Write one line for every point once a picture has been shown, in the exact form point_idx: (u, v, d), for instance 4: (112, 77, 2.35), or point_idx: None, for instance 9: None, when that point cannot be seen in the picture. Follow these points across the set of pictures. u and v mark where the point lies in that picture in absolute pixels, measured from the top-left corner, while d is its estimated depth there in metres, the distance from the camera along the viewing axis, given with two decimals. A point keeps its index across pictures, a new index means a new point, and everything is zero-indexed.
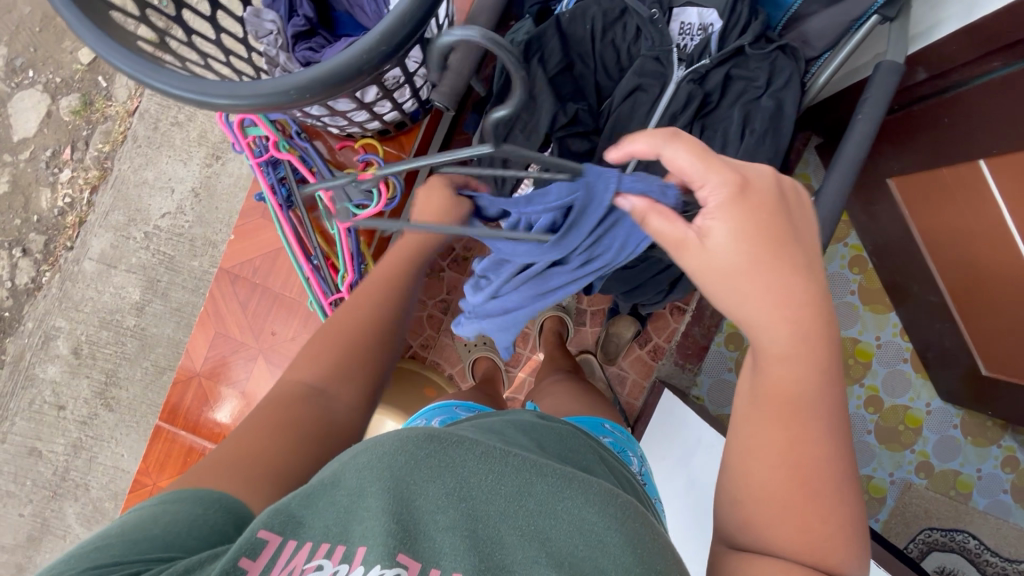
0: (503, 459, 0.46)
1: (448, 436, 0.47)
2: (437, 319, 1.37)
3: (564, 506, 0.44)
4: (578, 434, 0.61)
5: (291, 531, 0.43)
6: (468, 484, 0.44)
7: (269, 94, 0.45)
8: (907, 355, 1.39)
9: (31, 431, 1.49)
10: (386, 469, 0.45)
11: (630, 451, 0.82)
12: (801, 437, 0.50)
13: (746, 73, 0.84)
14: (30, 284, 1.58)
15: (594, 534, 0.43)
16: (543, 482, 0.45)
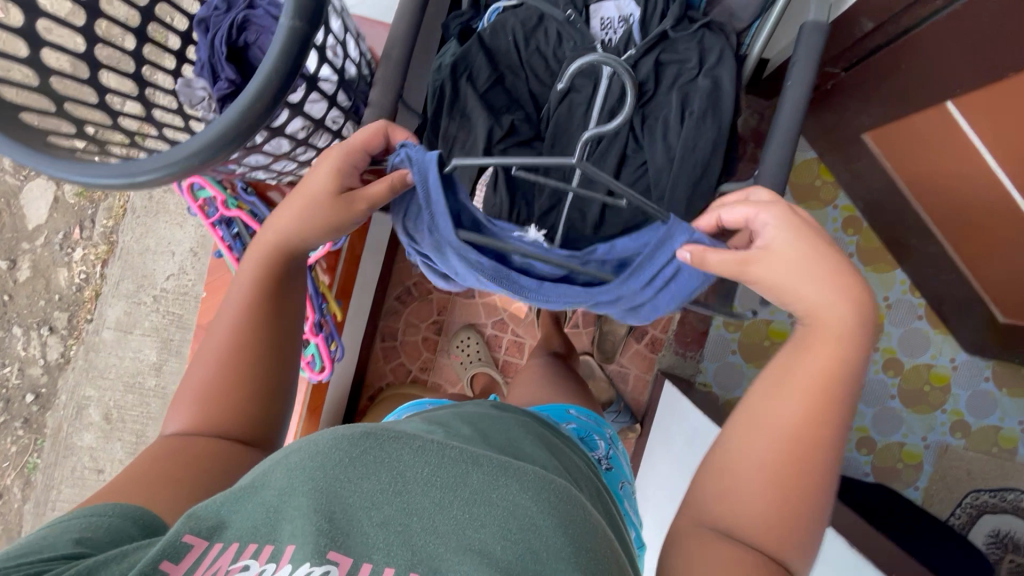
0: (439, 452, 0.46)
1: (385, 432, 0.46)
2: (432, 340, 1.39)
3: (498, 493, 0.43)
4: (531, 431, 0.62)
5: (214, 536, 0.41)
6: (403, 478, 0.44)
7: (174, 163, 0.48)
8: (922, 311, 1.32)
9: (77, 496, 1.59)
10: (320, 467, 0.44)
11: (595, 436, 0.83)
12: (819, 415, 0.52)
13: (676, 56, 0.83)
14: (61, 358, 1.68)
15: (528, 517, 0.42)
16: (477, 472, 0.45)
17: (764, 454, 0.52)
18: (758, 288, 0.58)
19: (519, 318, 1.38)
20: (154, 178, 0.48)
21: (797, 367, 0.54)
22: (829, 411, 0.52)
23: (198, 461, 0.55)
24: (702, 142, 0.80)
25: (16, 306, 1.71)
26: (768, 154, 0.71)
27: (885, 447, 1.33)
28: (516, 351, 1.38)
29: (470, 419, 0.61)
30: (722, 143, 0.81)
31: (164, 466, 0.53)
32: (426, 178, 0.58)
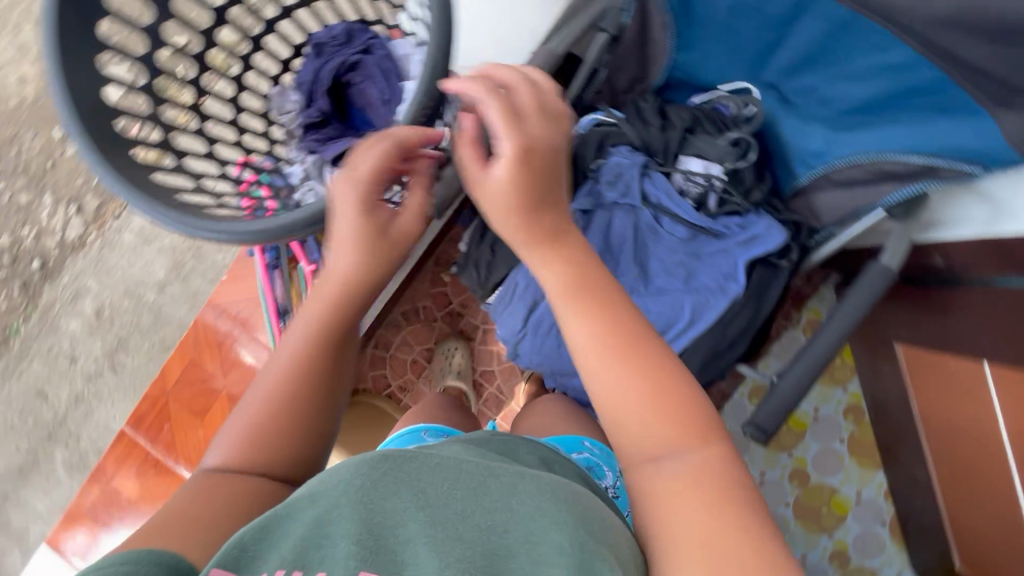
0: (456, 468, 0.53)
1: (399, 455, 0.53)
2: (420, 365, 1.40)
3: (517, 501, 0.51)
4: (536, 451, 0.71)
5: (247, 567, 0.48)
6: (424, 494, 0.51)
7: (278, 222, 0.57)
8: (888, 518, 1.31)
9: (45, 374, 1.63)
10: (345, 492, 0.51)
11: (606, 466, 0.87)
12: (645, 367, 0.56)
13: (744, 231, 0.83)
14: (77, 239, 1.72)
15: (543, 521, 0.50)
16: (496, 482, 0.52)
17: (652, 434, 0.55)
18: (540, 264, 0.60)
19: (508, 375, 1.39)
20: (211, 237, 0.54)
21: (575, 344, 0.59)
22: (633, 351, 0.57)
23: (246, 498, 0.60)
24: (735, 321, 0.83)
25: (55, 176, 1.75)
26: (791, 367, 0.72)
27: None
28: (493, 407, 1.38)
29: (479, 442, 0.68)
30: (755, 325, 0.84)
31: (200, 507, 0.58)
32: (628, 165, 0.84)
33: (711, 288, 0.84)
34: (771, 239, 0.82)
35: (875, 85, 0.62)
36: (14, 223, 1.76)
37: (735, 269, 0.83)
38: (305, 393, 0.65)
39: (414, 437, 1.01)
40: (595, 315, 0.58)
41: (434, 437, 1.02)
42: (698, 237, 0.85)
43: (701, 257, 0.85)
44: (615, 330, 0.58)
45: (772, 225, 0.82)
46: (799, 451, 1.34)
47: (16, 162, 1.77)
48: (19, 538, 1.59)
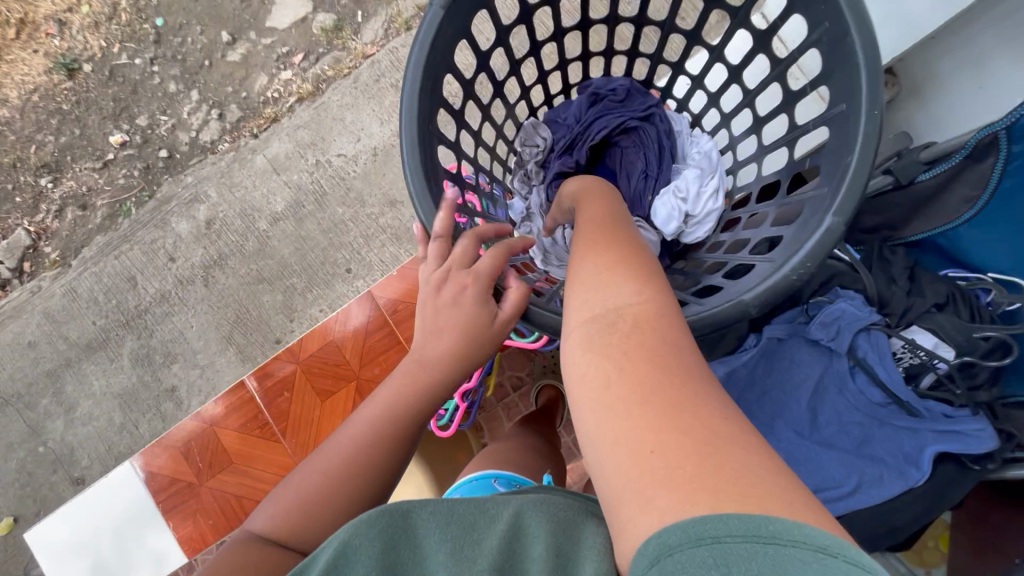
0: (449, 510, 0.58)
1: (395, 508, 0.57)
2: (503, 391, 1.36)
3: (502, 522, 0.57)
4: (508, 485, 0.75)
5: None
6: (424, 545, 0.56)
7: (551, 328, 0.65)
8: None
9: (140, 263, 1.65)
10: (343, 554, 0.54)
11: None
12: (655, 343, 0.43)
13: (947, 421, 0.76)
14: (208, 143, 1.73)
15: (526, 533, 0.56)
16: (482, 513, 0.58)
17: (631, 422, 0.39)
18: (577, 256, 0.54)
19: None
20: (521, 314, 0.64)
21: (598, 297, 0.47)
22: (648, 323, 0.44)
23: None
24: (901, 512, 0.78)
25: (208, 76, 1.76)
26: None
27: None
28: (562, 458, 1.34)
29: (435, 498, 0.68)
30: (920, 522, 0.78)
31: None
32: (849, 312, 0.78)
33: (887, 467, 0.78)
34: (974, 442, 0.74)
35: None
36: (155, 107, 1.77)
37: (919, 456, 0.77)
38: (346, 483, 0.67)
39: (483, 484, 1.01)
40: (611, 266, 0.50)
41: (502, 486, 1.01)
42: (889, 406, 0.79)
43: (884, 425, 0.80)
44: (631, 275, 0.48)
45: (981, 427, 0.74)
46: None
47: (177, 50, 1.78)
48: (67, 408, 1.62)
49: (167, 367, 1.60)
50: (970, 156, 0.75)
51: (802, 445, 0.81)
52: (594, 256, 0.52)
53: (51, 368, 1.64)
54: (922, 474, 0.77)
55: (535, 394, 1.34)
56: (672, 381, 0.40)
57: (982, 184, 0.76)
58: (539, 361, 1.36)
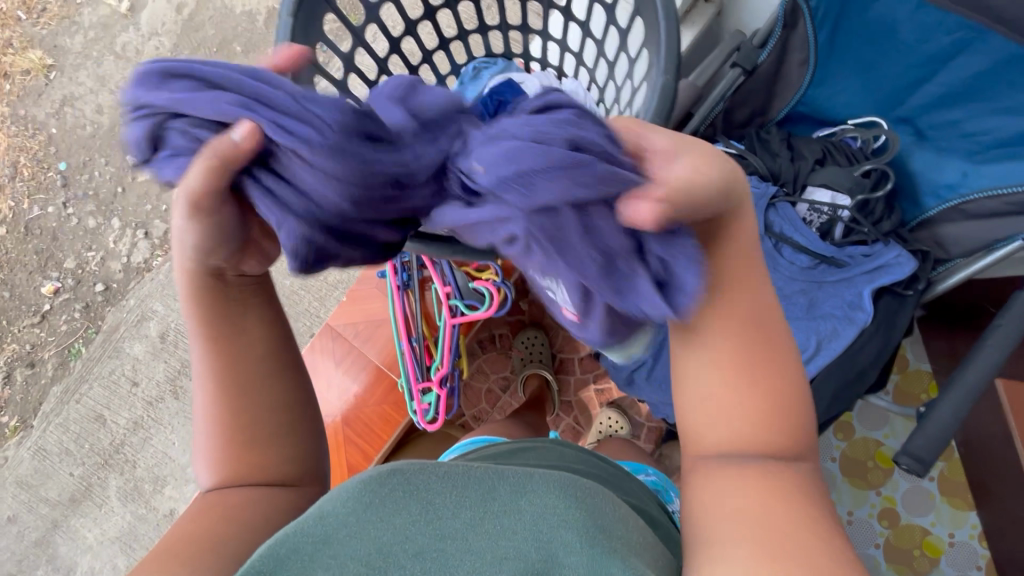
0: (465, 473, 0.59)
1: (408, 470, 0.58)
2: (494, 394, 1.39)
3: (525, 502, 0.56)
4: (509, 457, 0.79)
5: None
6: (433, 509, 0.55)
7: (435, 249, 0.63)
8: (983, 563, 1.24)
9: (104, 399, 1.61)
10: (353, 510, 0.53)
11: (672, 492, 1.00)
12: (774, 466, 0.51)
13: (867, 258, 0.84)
14: (142, 263, 1.74)
15: (551, 514, 0.55)
16: (505, 487, 0.58)
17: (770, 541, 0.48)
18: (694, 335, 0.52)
19: (586, 406, 1.38)
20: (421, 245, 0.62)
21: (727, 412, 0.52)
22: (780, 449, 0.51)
23: (248, 510, 0.56)
24: (865, 353, 0.83)
25: (125, 200, 1.79)
26: (942, 397, 0.71)
27: None
28: (570, 438, 1.36)
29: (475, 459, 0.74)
30: (883, 358, 0.83)
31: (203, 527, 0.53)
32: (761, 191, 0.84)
33: (839, 321, 0.84)
34: (898, 268, 0.82)
35: (947, 75, 0.78)
36: (80, 247, 1.78)
37: (859, 301, 0.84)
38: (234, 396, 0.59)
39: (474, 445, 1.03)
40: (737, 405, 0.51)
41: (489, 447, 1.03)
42: (820, 266, 0.86)
43: (823, 286, 0.86)
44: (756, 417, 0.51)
45: (896, 253, 0.82)
46: (888, 489, 1.28)
47: (87, 187, 1.80)
48: (67, 570, 1.54)
49: (161, 491, 1.55)
50: (785, 26, 0.83)
51: None
52: (713, 369, 0.51)
53: (38, 536, 1.56)
54: (868, 313, 0.83)
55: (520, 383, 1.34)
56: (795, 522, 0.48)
57: (806, 46, 0.84)
58: (516, 354, 1.38)
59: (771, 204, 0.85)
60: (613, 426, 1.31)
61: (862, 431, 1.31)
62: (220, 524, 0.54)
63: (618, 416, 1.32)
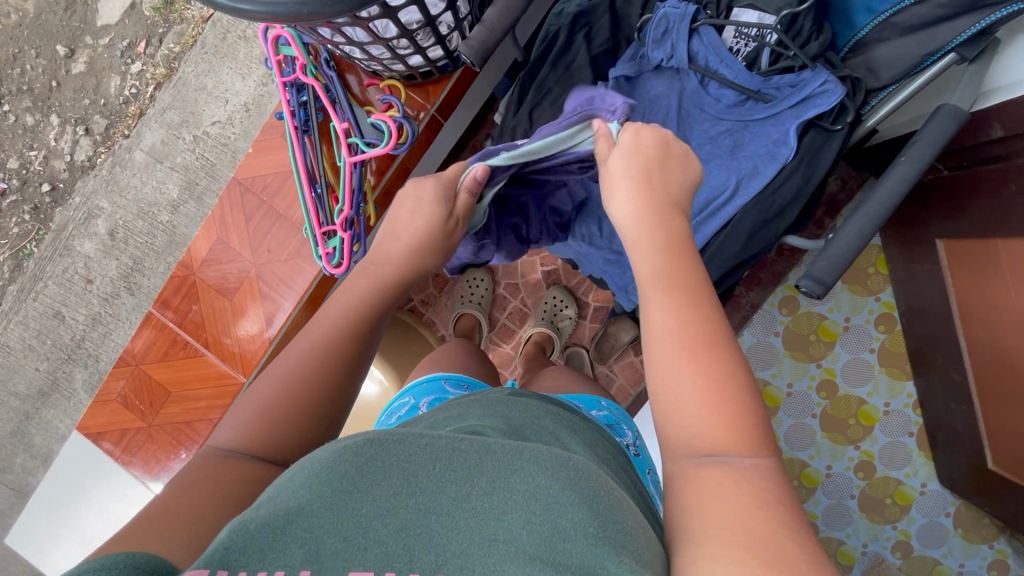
0: (449, 446, 0.47)
1: (386, 436, 0.47)
2: (442, 279, 1.38)
3: (518, 477, 0.45)
4: (503, 402, 0.64)
5: (219, 564, 0.37)
6: (415, 480, 0.44)
7: (289, 4, 0.48)
8: (914, 429, 1.30)
9: (60, 296, 1.61)
10: (325, 482, 0.44)
11: (624, 424, 0.86)
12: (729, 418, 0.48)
13: (795, 85, 0.78)
14: (87, 162, 1.68)
15: (549, 496, 0.44)
16: (493, 459, 0.46)
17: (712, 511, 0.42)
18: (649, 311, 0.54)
19: (532, 287, 1.37)
20: (256, 11, 0.49)
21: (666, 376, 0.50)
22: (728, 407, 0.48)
23: (229, 487, 0.52)
24: (784, 190, 0.79)
25: (61, 96, 1.70)
26: (852, 219, 0.69)
27: (826, 539, 1.33)
28: (517, 319, 1.37)
29: (489, 404, 0.63)
30: (805, 195, 0.80)
31: (186, 500, 0.50)
32: (682, 19, 0.78)
33: (762, 159, 0.80)
34: (828, 98, 0.76)
35: None
36: (21, 146, 1.71)
37: (784, 137, 0.80)
38: (318, 378, 0.60)
39: (432, 385, 0.91)
40: (710, 398, 0.48)
41: (454, 387, 0.92)
42: (746, 103, 0.82)
43: (750, 124, 0.82)
44: (729, 430, 0.48)
45: (824, 79, 0.76)
46: (828, 361, 1.30)
47: (20, 82, 1.71)
48: (44, 457, 1.61)
49: None
50: None
51: None
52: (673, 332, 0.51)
53: (13, 428, 1.62)
54: (790, 148, 0.79)
55: (455, 320, 1.30)
56: (785, 527, 0.41)
57: None
58: (457, 293, 1.34)
59: (696, 33, 0.79)
60: (557, 307, 1.31)
61: (806, 306, 1.30)
62: (199, 501, 0.50)
63: (564, 295, 1.31)
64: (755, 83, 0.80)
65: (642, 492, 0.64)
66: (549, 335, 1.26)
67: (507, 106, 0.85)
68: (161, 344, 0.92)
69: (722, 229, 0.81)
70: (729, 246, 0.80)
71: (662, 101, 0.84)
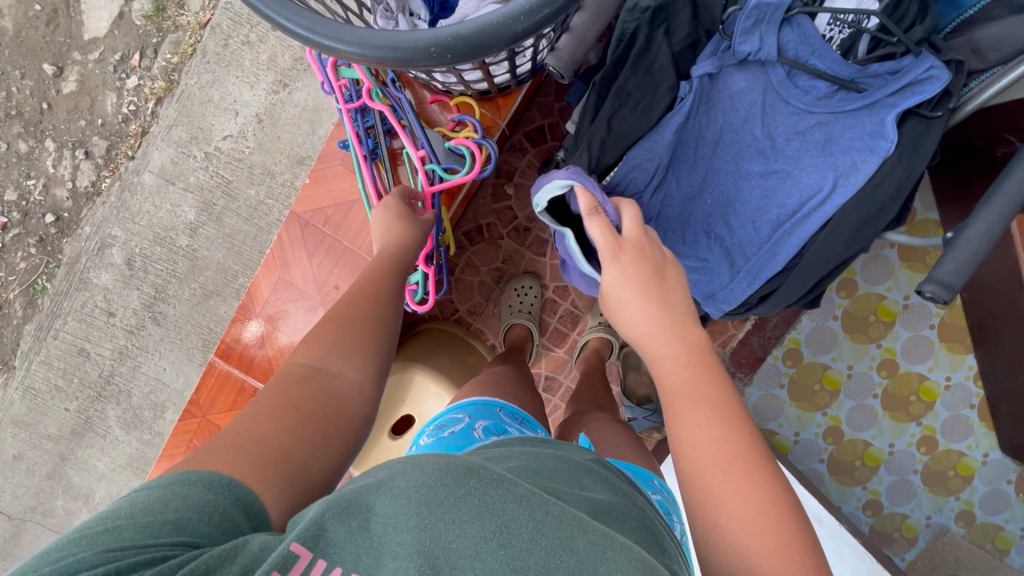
0: (543, 506, 0.41)
1: (487, 474, 0.42)
2: (488, 287, 1.33)
3: (606, 566, 0.38)
4: (588, 472, 0.57)
5: (319, 550, 0.38)
6: (508, 529, 0.39)
7: (404, 49, 0.39)
8: (976, 401, 1.29)
9: (82, 332, 1.54)
10: (424, 502, 0.39)
11: (675, 515, 0.76)
12: (777, 534, 0.47)
13: (895, 69, 0.73)
14: (90, 188, 1.58)
15: None
16: (584, 539, 0.40)
17: None
18: (691, 417, 0.53)
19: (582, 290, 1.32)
20: (359, 54, 0.40)
21: (706, 485, 0.50)
22: (778, 524, 0.48)
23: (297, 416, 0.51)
24: (884, 186, 0.75)
25: (54, 119, 1.59)
26: (976, 218, 0.65)
27: (889, 514, 1.33)
28: (568, 323, 1.33)
29: (568, 465, 0.58)
30: (905, 190, 0.75)
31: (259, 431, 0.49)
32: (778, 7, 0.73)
33: (857, 152, 0.76)
34: (937, 76, 0.70)
35: None
36: (17, 176, 1.61)
37: (884, 127, 0.74)
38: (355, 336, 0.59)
39: (488, 411, 0.88)
40: (759, 514, 0.48)
41: (508, 416, 0.89)
42: (837, 93, 0.77)
43: (842, 116, 0.77)
44: (778, 547, 0.47)
45: (929, 64, 0.70)
46: (888, 341, 1.29)
47: (8, 106, 1.60)
48: (85, 498, 1.56)
49: (162, 417, 1.53)
50: None
51: (763, 169, 0.80)
52: (707, 435, 0.51)
53: (49, 470, 1.57)
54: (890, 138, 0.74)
55: (504, 333, 1.26)
56: None
57: None
58: (505, 302, 1.30)
59: (789, 22, 0.75)
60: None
61: (864, 286, 1.29)
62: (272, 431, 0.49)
63: None
64: (848, 73, 0.76)
65: None
66: (607, 339, 1.23)
67: (583, 113, 0.79)
68: (228, 392, 0.88)
69: (821, 230, 0.77)
70: (829, 248, 0.76)
71: (745, 99, 0.79)
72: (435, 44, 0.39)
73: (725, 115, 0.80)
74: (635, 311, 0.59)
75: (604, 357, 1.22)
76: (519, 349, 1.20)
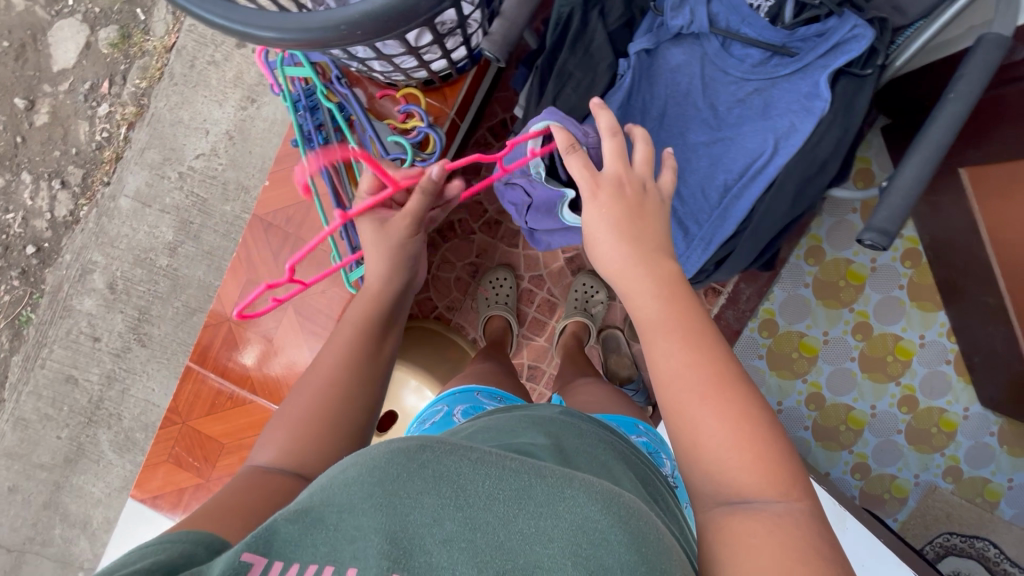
0: (500, 463, 0.42)
1: (440, 444, 0.43)
2: (465, 282, 1.35)
3: (565, 504, 0.40)
4: (557, 423, 0.59)
5: (275, 553, 0.37)
6: (463, 493, 0.40)
7: (318, 29, 0.41)
8: (951, 357, 1.31)
9: (69, 359, 1.55)
10: (377, 483, 0.41)
11: (663, 452, 0.78)
12: (753, 448, 0.49)
13: (822, 31, 0.76)
14: (69, 216, 1.60)
15: (596, 531, 0.39)
16: (542, 484, 0.41)
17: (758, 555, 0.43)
18: (667, 344, 0.54)
19: (557, 276, 1.35)
20: (277, 37, 0.42)
21: (683, 408, 0.52)
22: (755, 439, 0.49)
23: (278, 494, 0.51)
24: (823, 145, 0.77)
25: (28, 151, 1.61)
26: (908, 162, 0.68)
27: (878, 476, 1.34)
28: (546, 310, 1.35)
29: (540, 420, 0.59)
30: (844, 146, 0.78)
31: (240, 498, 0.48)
32: None
33: (795, 114, 0.78)
34: (862, 33, 0.73)
35: None
36: None
37: (817, 87, 0.77)
38: (333, 401, 0.59)
39: (467, 396, 0.89)
40: (734, 433, 0.50)
41: (487, 398, 0.91)
42: (771, 60, 0.80)
43: (778, 82, 0.79)
44: (754, 463, 0.48)
45: (852, 23, 0.74)
46: (860, 305, 1.32)
47: None
48: (82, 524, 1.57)
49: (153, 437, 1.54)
50: None
51: (710, 138, 0.82)
52: (684, 361, 0.53)
53: (45, 499, 1.57)
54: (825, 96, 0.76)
55: (483, 325, 1.28)
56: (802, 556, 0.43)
57: None
58: (482, 295, 1.31)
59: None
60: (589, 293, 1.29)
61: (832, 253, 1.32)
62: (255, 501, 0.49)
63: (592, 280, 1.29)
64: (780, 38, 0.78)
65: (682, 527, 0.57)
66: (584, 323, 1.25)
67: (529, 97, 0.81)
68: (206, 397, 0.93)
69: (768, 190, 0.79)
70: (777, 206, 0.78)
71: (684, 71, 0.82)
72: (346, 21, 0.41)
73: (665, 89, 0.83)
74: (609, 250, 0.60)
75: (583, 341, 1.24)
76: (499, 341, 1.21)
